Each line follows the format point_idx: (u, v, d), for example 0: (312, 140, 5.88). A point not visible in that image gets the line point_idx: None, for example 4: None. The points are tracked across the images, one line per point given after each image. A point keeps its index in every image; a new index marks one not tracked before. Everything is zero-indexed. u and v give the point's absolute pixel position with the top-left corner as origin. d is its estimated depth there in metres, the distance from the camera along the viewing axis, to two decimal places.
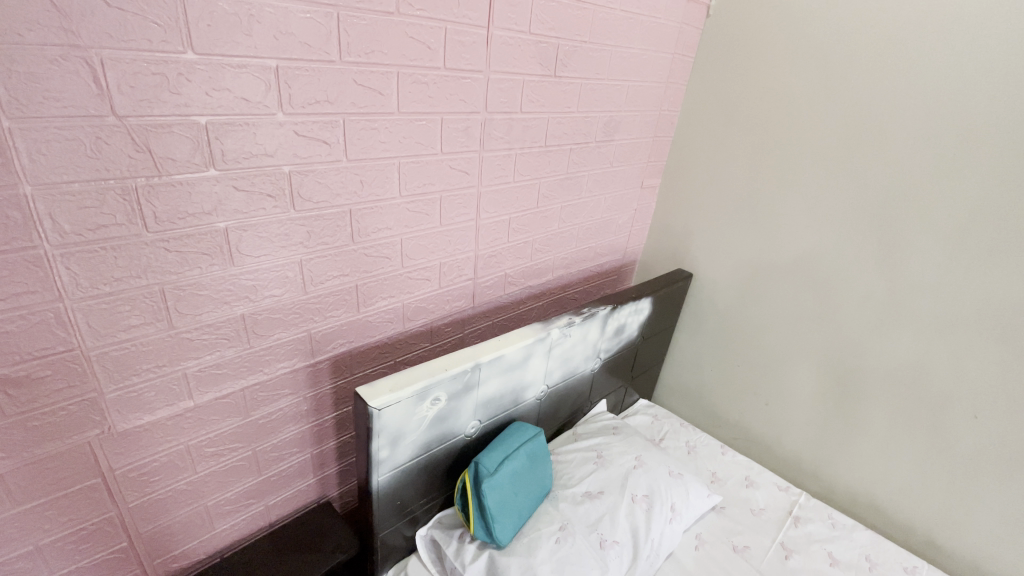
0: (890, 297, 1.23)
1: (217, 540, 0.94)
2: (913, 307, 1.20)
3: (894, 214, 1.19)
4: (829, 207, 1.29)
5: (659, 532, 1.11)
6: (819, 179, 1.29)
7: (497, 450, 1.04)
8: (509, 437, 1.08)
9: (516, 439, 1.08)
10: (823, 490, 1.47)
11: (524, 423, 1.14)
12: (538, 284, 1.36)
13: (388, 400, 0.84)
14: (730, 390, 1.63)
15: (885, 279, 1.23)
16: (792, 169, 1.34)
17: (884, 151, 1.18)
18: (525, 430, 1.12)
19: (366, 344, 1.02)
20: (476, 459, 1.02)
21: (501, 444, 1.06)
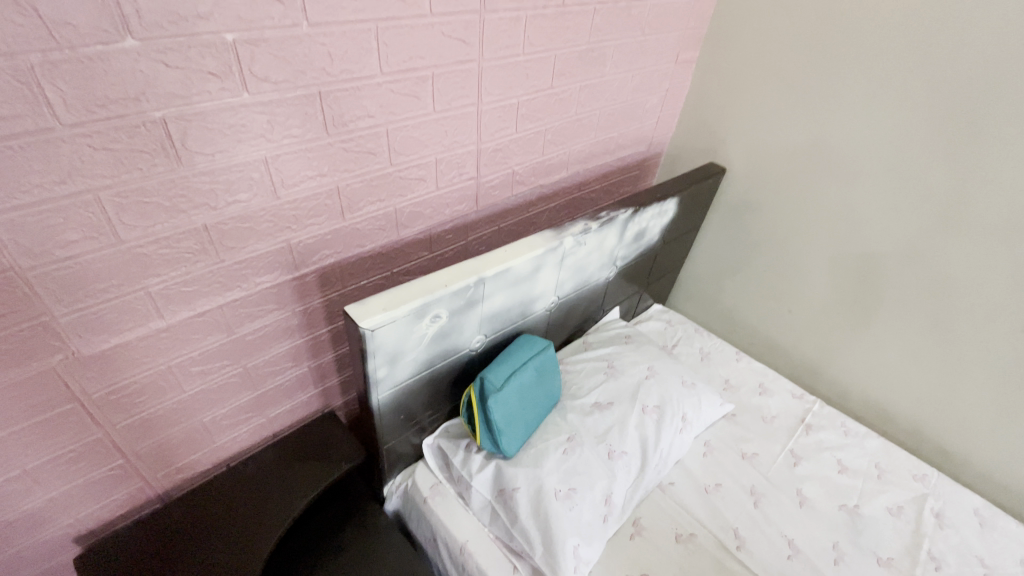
0: (954, 201, 1.06)
1: (221, 451, 0.93)
2: (979, 213, 1.03)
3: (982, 97, 0.97)
4: (900, 88, 1.06)
5: (669, 441, 1.09)
6: (894, 50, 1.05)
7: (504, 365, 0.97)
8: (516, 351, 1.01)
9: (524, 353, 1.01)
10: (839, 396, 1.44)
11: (533, 335, 1.07)
12: (550, 182, 1.20)
13: (381, 320, 0.75)
14: (752, 296, 1.54)
15: (952, 179, 1.05)
16: (862, 38, 1.09)
17: (988, 13, 0.92)
18: (534, 342, 1.04)
19: (356, 254, 0.91)
20: (481, 374, 0.96)
21: (507, 359, 0.99)
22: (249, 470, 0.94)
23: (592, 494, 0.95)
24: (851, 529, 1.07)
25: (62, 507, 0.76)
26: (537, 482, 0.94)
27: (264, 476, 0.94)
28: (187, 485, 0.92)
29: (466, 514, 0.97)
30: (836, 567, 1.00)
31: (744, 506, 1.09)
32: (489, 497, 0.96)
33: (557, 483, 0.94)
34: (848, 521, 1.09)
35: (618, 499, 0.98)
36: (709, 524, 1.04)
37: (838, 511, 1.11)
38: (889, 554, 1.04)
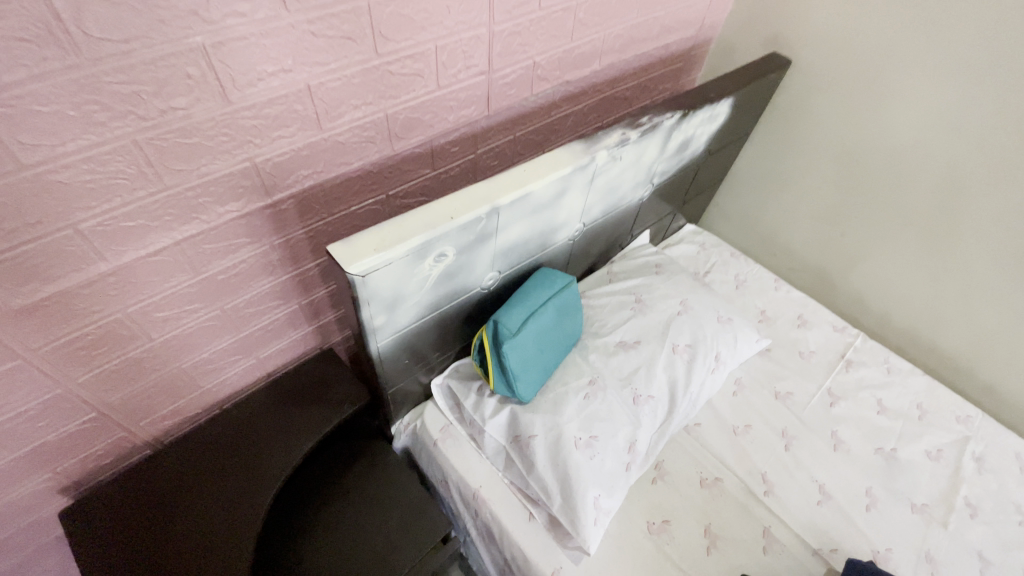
0: None
1: (210, 395, 0.85)
2: None
3: None
4: None
5: (700, 383, 1.00)
6: None
7: (521, 306, 0.86)
8: (534, 289, 0.89)
9: (543, 291, 0.89)
10: (884, 328, 1.32)
11: (553, 269, 0.94)
12: (578, 78, 0.98)
13: (374, 263, 0.61)
14: (799, 217, 1.36)
15: None
16: None
17: None
18: (554, 278, 0.92)
19: (341, 173, 0.74)
20: (494, 316, 0.85)
21: (524, 298, 0.88)
22: (242, 416, 0.87)
23: (615, 442, 0.88)
24: (886, 474, 1.01)
25: (39, 460, 0.70)
26: (555, 430, 0.86)
27: (259, 422, 0.86)
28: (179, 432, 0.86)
29: (479, 458, 0.91)
30: (867, 513, 0.95)
31: (773, 448, 1.02)
32: (503, 443, 0.89)
33: (577, 431, 0.86)
34: (883, 466, 1.03)
35: (643, 447, 0.90)
36: (736, 469, 0.98)
37: (874, 454, 1.04)
38: (924, 500, 0.99)
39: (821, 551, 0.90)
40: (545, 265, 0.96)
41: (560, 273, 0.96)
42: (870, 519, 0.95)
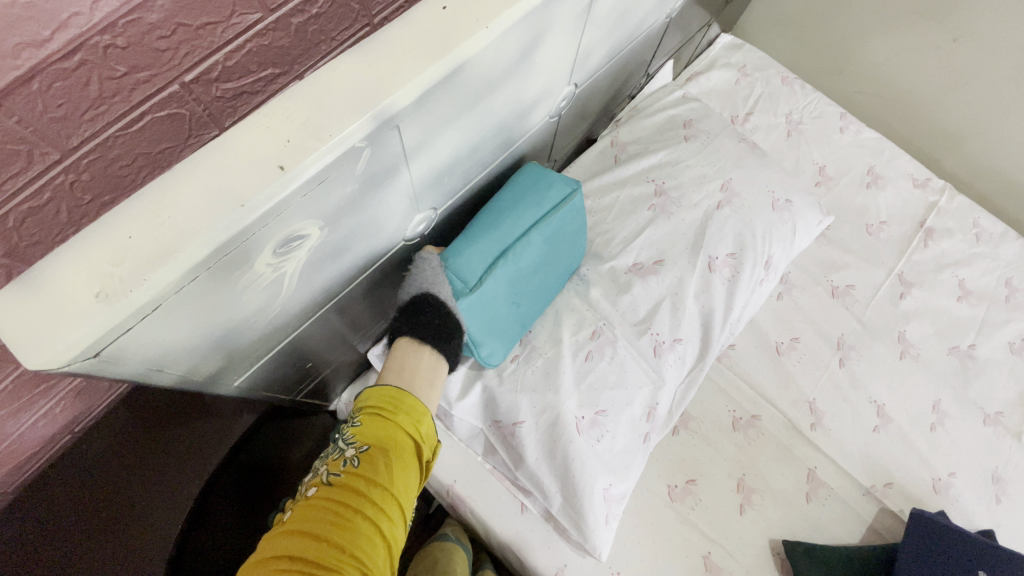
0: None
1: (38, 436, 0.54)
2: None
3: None
4: None
5: (743, 305, 0.71)
6: None
7: (485, 241, 0.55)
8: (509, 209, 0.57)
9: (521, 213, 0.57)
10: (972, 173, 1.00)
11: (542, 172, 0.61)
12: None
13: (112, 329, 0.26)
14: (893, 6, 0.92)
15: None
16: None
17: None
18: (543, 191, 0.59)
19: (39, 70, 0.33)
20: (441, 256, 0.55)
21: (491, 226, 0.56)
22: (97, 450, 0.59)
23: (630, 413, 0.65)
24: (958, 381, 0.82)
25: None
26: (548, 412, 0.62)
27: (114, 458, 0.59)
28: (26, 483, 0.57)
29: (450, 441, 0.69)
30: (932, 434, 0.78)
31: (825, 366, 0.80)
32: (481, 426, 0.66)
33: (579, 410, 0.62)
34: (957, 371, 0.82)
35: (666, 407, 0.67)
36: (779, 402, 0.78)
37: (947, 357, 0.83)
38: (999, 408, 0.81)
39: (873, 489, 0.75)
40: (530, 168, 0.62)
41: (557, 176, 0.62)
42: (934, 441, 0.78)
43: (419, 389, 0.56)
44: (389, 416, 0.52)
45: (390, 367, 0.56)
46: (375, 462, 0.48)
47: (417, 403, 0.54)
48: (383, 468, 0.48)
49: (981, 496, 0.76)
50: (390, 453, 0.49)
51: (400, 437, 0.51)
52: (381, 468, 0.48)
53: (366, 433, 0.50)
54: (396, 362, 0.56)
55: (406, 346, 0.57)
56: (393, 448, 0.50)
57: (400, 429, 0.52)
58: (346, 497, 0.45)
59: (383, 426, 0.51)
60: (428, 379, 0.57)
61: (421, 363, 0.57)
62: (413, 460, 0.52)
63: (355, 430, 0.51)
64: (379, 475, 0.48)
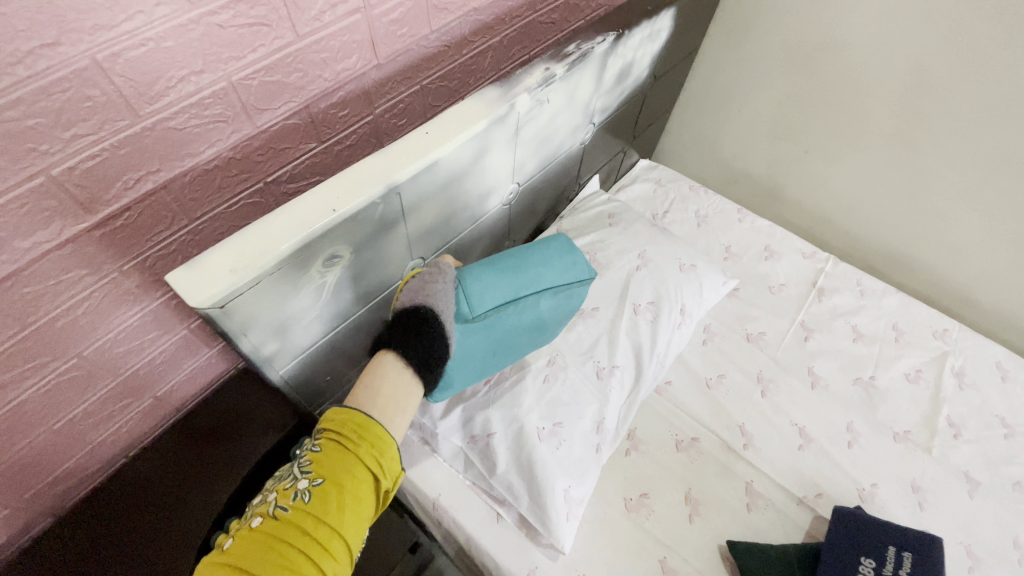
0: None
1: (109, 449, 0.72)
2: None
3: None
4: None
5: (667, 342, 0.91)
6: None
7: (502, 287, 0.67)
8: (535, 266, 0.71)
9: (541, 274, 0.70)
10: (853, 247, 1.27)
11: (572, 249, 0.74)
12: (487, 4, 0.80)
13: (233, 289, 0.47)
14: (759, 136, 1.27)
15: None
16: None
17: None
18: (567, 265, 0.72)
19: (191, 169, 0.58)
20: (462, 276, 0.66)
21: (514, 274, 0.69)
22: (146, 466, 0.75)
23: (581, 425, 0.80)
24: (866, 407, 0.96)
25: None
26: (515, 423, 0.77)
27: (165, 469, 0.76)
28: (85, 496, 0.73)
29: (435, 462, 0.83)
30: (851, 451, 0.91)
31: (750, 397, 0.96)
32: (460, 443, 0.80)
33: (540, 421, 0.78)
34: (864, 398, 0.98)
35: (612, 423, 0.83)
36: (713, 425, 0.92)
37: (853, 387, 0.99)
38: (906, 428, 0.95)
39: (805, 498, 0.86)
40: (563, 240, 0.75)
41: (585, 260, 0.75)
42: (854, 456, 0.91)
43: (388, 417, 0.64)
44: (349, 451, 0.61)
45: (364, 393, 0.64)
46: (326, 497, 0.58)
47: (379, 440, 0.62)
48: (329, 508, 0.57)
49: (905, 504, 0.86)
50: (342, 488, 0.59)
51: (355, 472, 0.60)
52: (329, 504, 0.57)
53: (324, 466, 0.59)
54: (374, 382, 0.64)
55: (391, 361, 0.65)
56: (343, 486, 0.59)
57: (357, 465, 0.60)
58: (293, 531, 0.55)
59: (343, 461, 0.60)
60: (395, 417, 0.64)
61: (399, 393, 0.64)
62: (364, 495, 0.60)
63: (317, 460, 0.60)
64: (323, 514, 0.57)
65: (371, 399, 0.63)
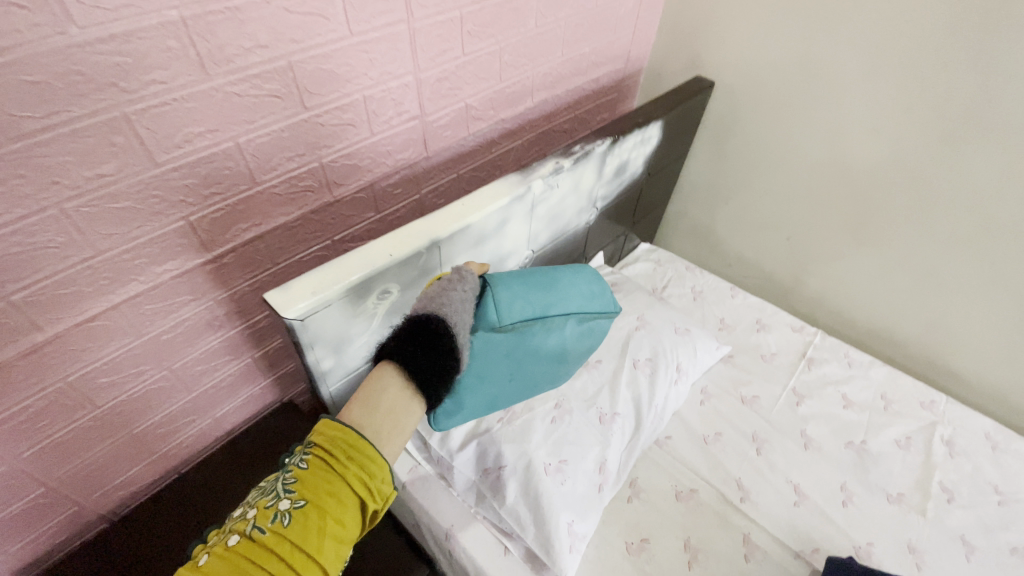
0: (963, 111, 0.96)
1: (167, 459, 0.84)
2: (988, 119, 0.94)
3: None
4: None
5: (664, 396, 1.01)
6: None
7: (529, 302, 0.74)
8: (566, 289, 0.79)
9: (566, 296, 0.79)
10: (841, 324, 1.39)
11: (600, 281, 0.85)
12: (512, 115, 1.04)
13: (312, 306, 0.61)
14: (745, 225, 1.45)
15: (974, 80, 0.92)
16: None
17: None
18: (592, 294, 0.82)
19: (281, 224, 0.76)
20: (499, 283, 0.74)
21: (546, 293, 0.77)
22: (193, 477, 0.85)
23: (584, 464, 0.88)
24: (859, 468, 1.01)
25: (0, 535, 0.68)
26: (524, 458, 0.86)
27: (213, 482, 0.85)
28: (139, 498, 0.84)
29: (449, 496, 0.90)
30: (845, 509, 0.95)
31: (745, 454, 1.02)
32: (474, 477, 0.88)
33: (546, 457, 0.86)
34: (855, 460, 1.02)
35: (612, 465, 0.91)
36: (710, 478, 0.98)
37: (845, 450, 1.04)
38: (899, 489, 0.98)
39: (802, 552, 0.89)
40: (591, 272, 0.86)
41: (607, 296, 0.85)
42: (848, 514, 0.94)
43: (384, 434, 0.61)
44: (336, 472, 0.58)
45: (359, 409, 0.60)
46: (307, 522, 0.55)
47: (371, 461, 0.59)
48: (309, 533, 0.55)
49: (902, 564, 0.88)
50: (325, 513, 0.56)
51: (340, 496, 0.57)
52: (310, 530, 0.55)
53: (308, 487, 0.57)
54: (372, 396, 0.61)
55: (392, 375, 0.62)
56: (327, 510, 0.56)
57: (343, 486, 0.58)
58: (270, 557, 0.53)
59: (330, 482, 0.58)
60: (391, 435, 0.62)
61: (399, 411, 0.62)
62: (349, 518, 0.58)
63: (301, 479, 0.57)
64: (302, 540, 0.54)
65: (368, 415, 0.61)
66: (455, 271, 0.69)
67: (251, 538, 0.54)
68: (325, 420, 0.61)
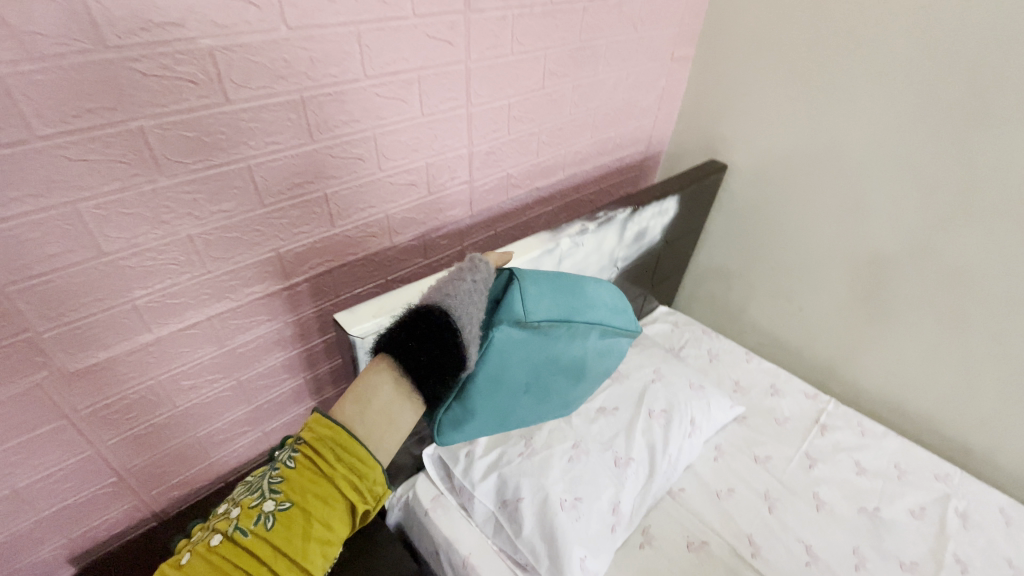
0: (952, 198, 1.07)
1: (217, 466, 0.93)
2: (975, 205, 1.05)
3: (976, 99, 0.99)
4: (890, 95, 1.10)
5: (677, 447, 1.06)
6: (877, 59, 1.09)
7: (556, 303, 0.72)
8: (592, 297, 0.77)
9: (592, 305, 0.77)
10: (855, 395, 1.42)
11: (623, 299, 0.84)
12: (546, 184, 1.19)
13: (371, 327, 0.73)
14: (759, 295, 1.54)
15: (958, 172, 1.05)
16: (845, 51, 1.14)
17: (961, 21, 0.97)
18: (616, 308, 0.80)
19: (347, 262, 0.89)
20: (528, 278, 0.72)
21: (573, 297, 0.75)
22: None
23: (598, 504, 0.92)
24: (872, 534, 1.01)
25: (71, 517, 0.77)
26: (541, 492, 0.91)
27: None
28: (190, 500, 0.93)
29: (469, 526, 0.96)
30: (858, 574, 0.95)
31: (757, 511, 1.04)
32: (493, 508, 0.93)
33: (563, 493, 0.91)
34: (869, 526, 1.03)
35: (625, 508, 0.95)
36: (722, 532, 1.00)
37: (858, 515, 1.05)
38: (913, 559, 0.98)
39: None
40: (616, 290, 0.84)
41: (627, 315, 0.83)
42: None
43: (374, 435, 0.64)
44: (323, 474, 0.63)
45: (350, 409, 0.64)
46: (291, 522, 0.61)
47: (358, 465, 0.63)
48: (294, 533, 0.60)
49: None
50: (309, 514, 0.61)
51: (326, 499, 0.62)
52: (294, 531, 0.60)
53: (294, 491, 0.62)
54: (363, 395, 0.64)
55: (385, 377, 0.63)
56: (310, 512, 0.61)
57: (330, 489, 0.63)
58: (254, 555, 0.59)
59: (315, 485, 0.62)
60: (382, 436, 0.64)
61: (392, 413, 0.64)
62: (333, 519, 0.62)
63: (288, 482, 0.62)
64: (286, 539, 0.60)
65: (359, 418, 0.64)
66: (469, 261, 0.66)
67: (241, 533, 0.61)
68: (315, 423, 0.65)
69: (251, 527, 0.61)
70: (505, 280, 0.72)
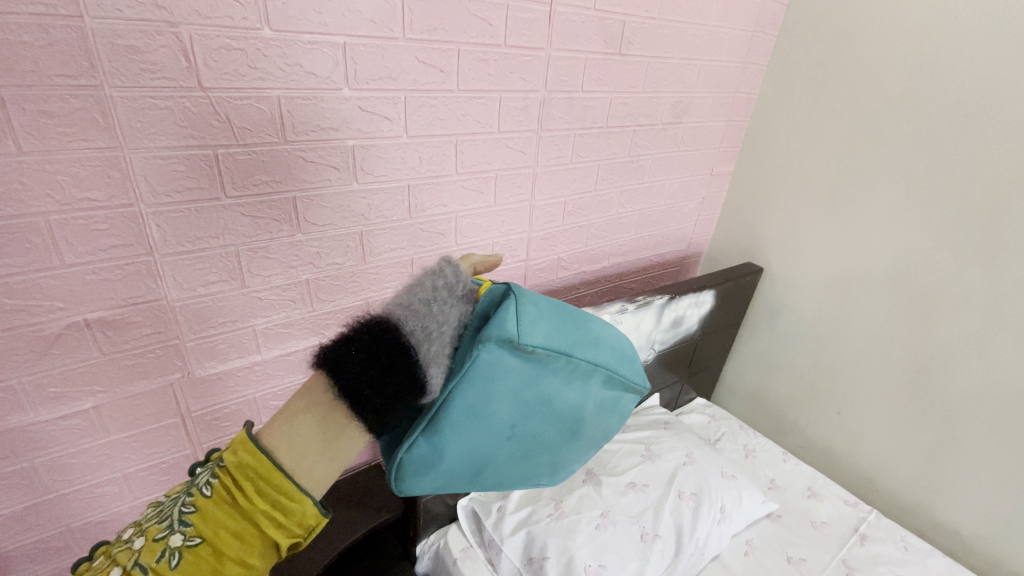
0: (983, 314, 1.14)
1: None
2: (1005, 323, 1.11)
3: (993, 227, 1.10)
4: (913, 218, 1.22)
5: (706, 532, 1.07)
6: (898, 188, 1.24)
7: (557, 331, 0.60)
8: (597, 334, 0.65)
9: (598, 345, 0.64)
10: (900, 510, 1.38)
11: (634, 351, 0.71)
12: (592, 270, 1.34)
13: None
14: (796, 396, 1.57)
15: (984, 290, 1.13)
16: (868, 179, 1.29)
17: (969, 162, 1.12)
18: (625, 357, 0.68)
19: None
20: (525, 299, 0.61)
21: (573, 329, 0.63)
22: None
23: None
24: None
25: None
26: (567, 554, 0.95)
27: None
28: None
29: None
30: None
31: None
32: (519, 564, 0.98)
33: (587, 558, 0.94)
34: None
35: None
36: None
37: None
38: None
39: None
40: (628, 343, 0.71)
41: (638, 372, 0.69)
42: None
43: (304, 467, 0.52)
44: (240, 510, 0.53)
45: (277, 432, 0.51)
46: (199, 561, 0.51)
47: (284, 504, 0.52)
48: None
49: None
50: (221, 554, 0.52)
51: (242, 537, 0.52)
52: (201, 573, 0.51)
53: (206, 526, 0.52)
54: (294, 416, 0.52)
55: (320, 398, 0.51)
56: (224, 552, 0.52)
57: (251, 526, 0.52)
58: None
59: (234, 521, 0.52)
60: (314, 470, 0.52)
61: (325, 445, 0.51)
62: (254, 559, 0.53)
63: (202, 515, 0.53)
64: None
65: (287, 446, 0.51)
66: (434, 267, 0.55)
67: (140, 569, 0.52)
68: (234, 446, 0.53)
69: (152, 564, 0.51)
70: (499, 296, 0.61)
